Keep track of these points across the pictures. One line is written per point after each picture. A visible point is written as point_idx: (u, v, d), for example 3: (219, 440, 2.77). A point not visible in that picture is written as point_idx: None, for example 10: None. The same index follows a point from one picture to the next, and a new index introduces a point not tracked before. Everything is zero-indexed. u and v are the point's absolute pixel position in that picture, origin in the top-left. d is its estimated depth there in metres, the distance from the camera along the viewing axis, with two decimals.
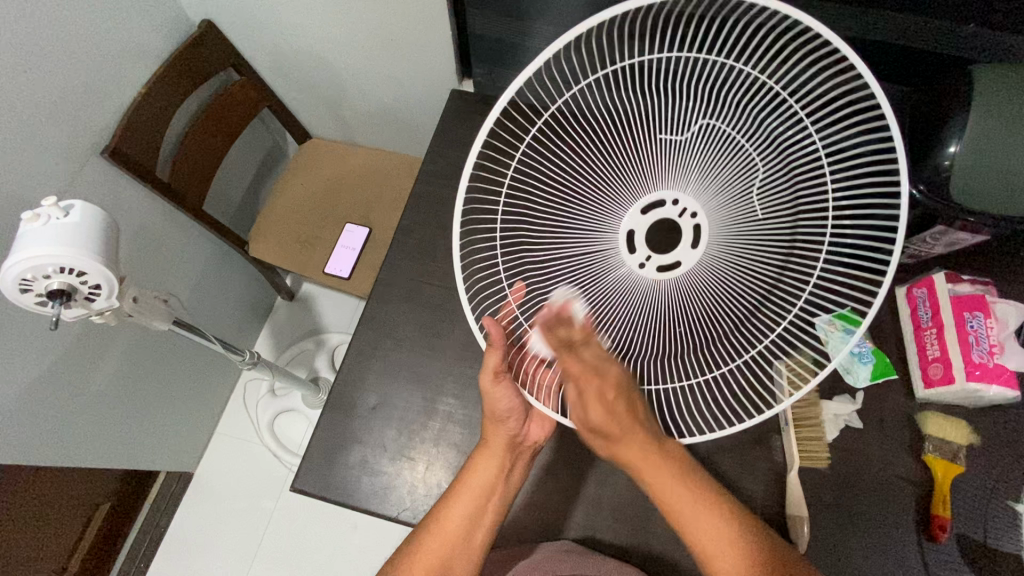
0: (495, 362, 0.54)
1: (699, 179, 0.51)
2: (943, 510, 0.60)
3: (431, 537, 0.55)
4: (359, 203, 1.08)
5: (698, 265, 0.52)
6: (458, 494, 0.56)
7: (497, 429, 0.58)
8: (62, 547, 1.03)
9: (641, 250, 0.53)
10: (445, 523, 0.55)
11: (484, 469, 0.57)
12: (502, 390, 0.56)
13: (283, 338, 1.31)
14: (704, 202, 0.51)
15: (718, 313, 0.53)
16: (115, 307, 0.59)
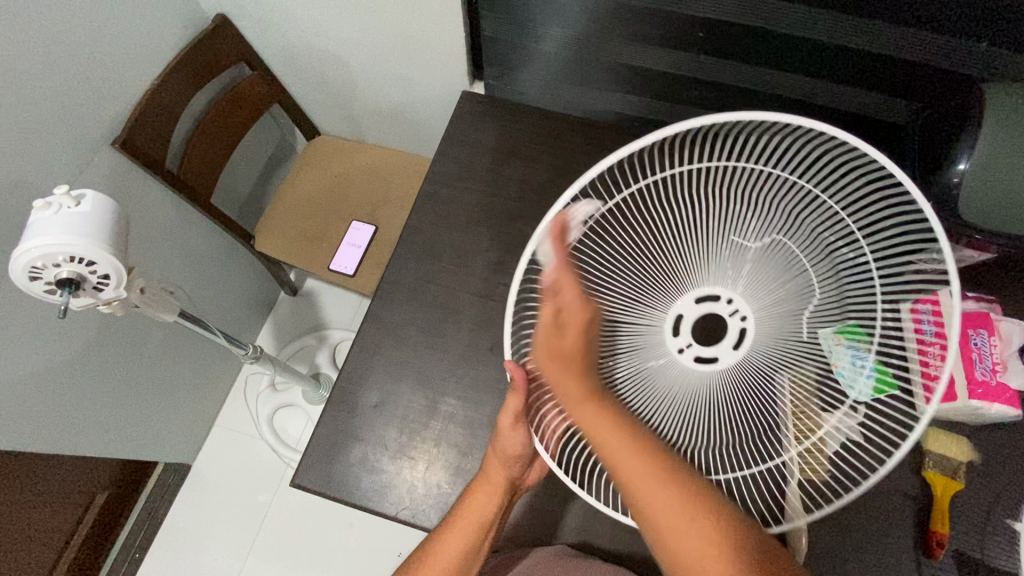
0: (517, 405, 0.53)
1: (756, 281, 0.51)
2: (942, 526, 0.60)
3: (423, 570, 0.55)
4: (367, 201, 1.09)
5: (742, 366, 0.51)
6: (453, 531, 0.56)
7: (502, 470, 0.57)
8: (58, 534, 1.03)
9: (685, 334, 0.51)
10: (441, 557, 0.55)
11: (481, 507, 0.56)
12: (520, 435, 0.55)
13: (285, 334, 1.31)
14: (756, 305, 0.50)
15: (757, 412, 0.51)
16: (123, 297, 0.59)
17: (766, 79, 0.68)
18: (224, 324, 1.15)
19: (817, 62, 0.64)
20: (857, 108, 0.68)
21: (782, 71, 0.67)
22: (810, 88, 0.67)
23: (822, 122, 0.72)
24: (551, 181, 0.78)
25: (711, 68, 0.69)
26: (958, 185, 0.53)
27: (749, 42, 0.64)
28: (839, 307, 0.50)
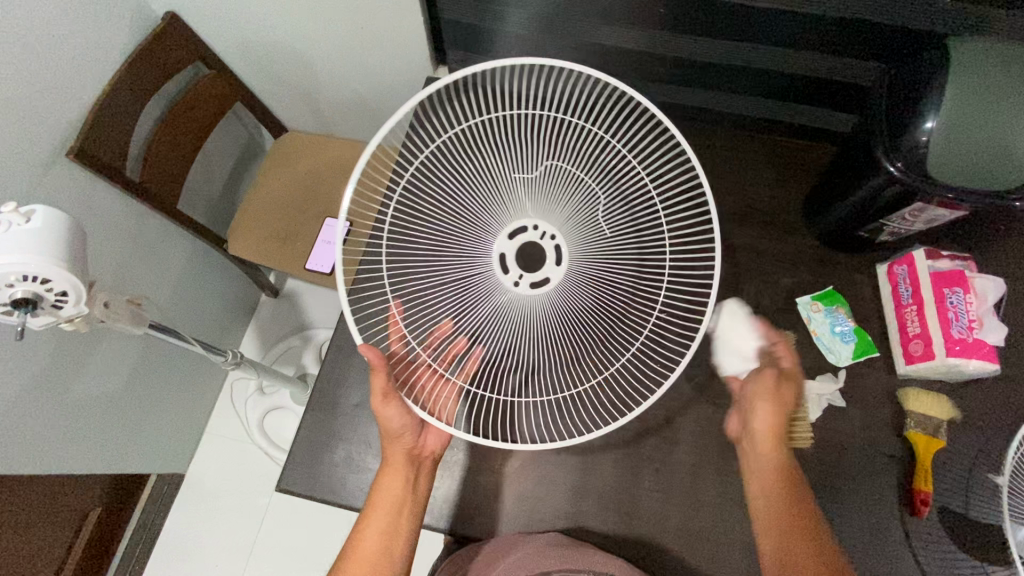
0: (381, 383, 0.54)
1: (551, 208, 0.59)
2: (925, 484, 0.61)
3: (351, 561, 0.57)
4: (339, 197, 1.07)
5: (563, 280, 0.58)
6: (367, 515, 0.58)
7: (395, 450, 0.59)
8: (53, 555, 1.02)
9: (514, 270, 0.57)
10: (362, 542, 0.58)
11: (386, 488, 0.58)
12: (393, 410, 0.56)
13: (268, 337, 1.30)
14: (558, 225, 0.59)
15: (585, 321, 0.57)
16: (84, 313, 0.57)
17: (729, 48, 0.67)
18: (204, 331, 1.13)
19: (782, 29, 0.63)
20: (824, 74, 0.67)
21: (745, 40, 0.66)
22: (774, 56, 0.67)
23: (789, 89, 0.71)
24: None
25: (673, 42, 0.68)
26: (926, 143, 0.53)
27: (711, 14, 0.63)
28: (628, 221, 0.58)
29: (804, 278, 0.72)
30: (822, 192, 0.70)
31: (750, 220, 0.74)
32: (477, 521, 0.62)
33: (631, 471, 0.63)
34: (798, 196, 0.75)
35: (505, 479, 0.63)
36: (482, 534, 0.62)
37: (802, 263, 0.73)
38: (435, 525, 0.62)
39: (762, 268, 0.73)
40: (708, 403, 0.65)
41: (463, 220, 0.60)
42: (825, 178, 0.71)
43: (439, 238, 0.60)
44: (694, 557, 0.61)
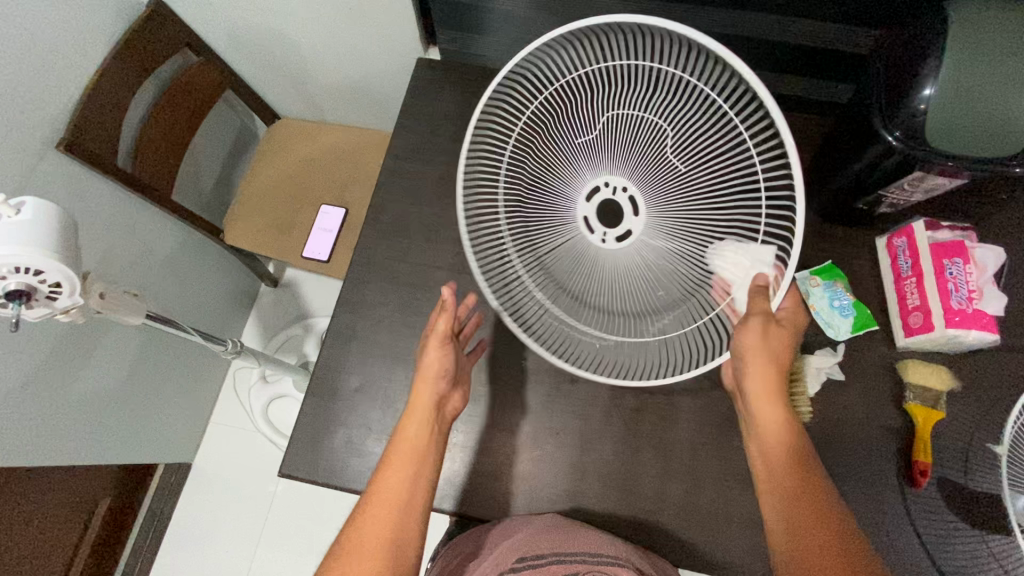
0: (444, 326, 0.56)
1: (626, 162, 0.57)
2: (923, 455, 0.61)
3: (374, 507, 0.52)
4: (334, 184, 1.06)
5: (648, 231, 0.57)
6: (390, 461, 0.54)
7: (425, 388, 0.57)
8: (65, 542, 1.04)
9: (599, 228, 0.58)
10: (385, 490, 0.53)
11: (411, 433, 0.55)
12: (445, 356, 0.57)
13: (270, 326, 1.30)
14: (630, 177, 0.57)
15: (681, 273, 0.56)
16: (81, 304, 0.57)
17: (723, 15, 0.66)
18: (205, 321, 1.13)
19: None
20: (819, 40, 0.66)
21: (740, 9, 0.65)
22: (770, 26, 0.66)
23: (788, 60, 0.70)
24: None
25: (666, 14, 0.68)
26: (924, 112, 0.52)
27: None
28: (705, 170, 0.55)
29: (802, 253, 0.71)
30: (823, 163, 0.69)
31: None
32: (478, 503, 0.63)
33: (630, 449, 0.64)
34: (795, 168, 0.74)
35: (505, 459, 0.64)
36: (483, 514, 0.62)
37: (800, 238, 0.72)
38: (435, 507, 0.62)
39: None
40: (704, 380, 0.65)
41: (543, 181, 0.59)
42: (822, 151, 0.70)
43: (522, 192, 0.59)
44: (694, 532, 0.61)
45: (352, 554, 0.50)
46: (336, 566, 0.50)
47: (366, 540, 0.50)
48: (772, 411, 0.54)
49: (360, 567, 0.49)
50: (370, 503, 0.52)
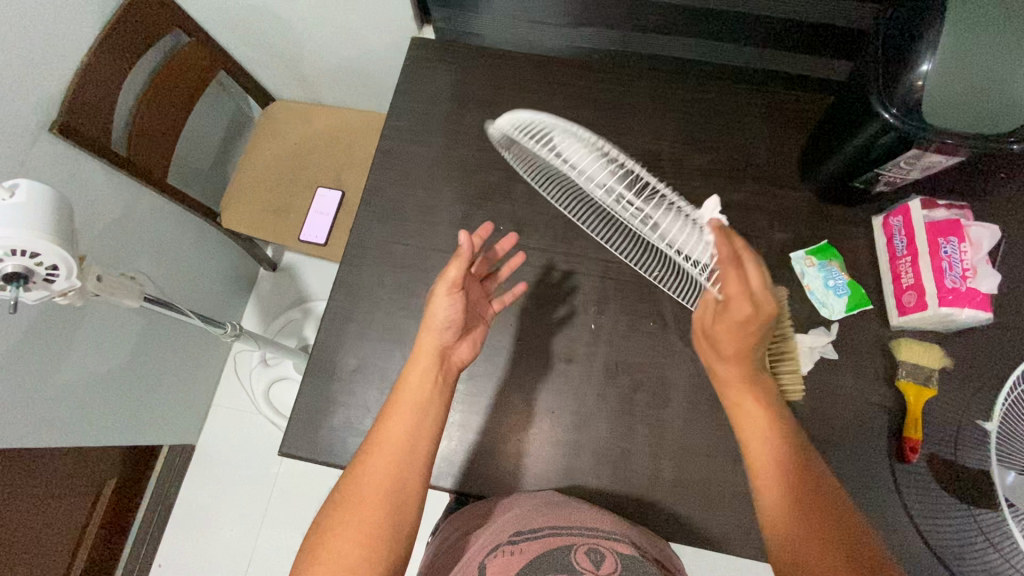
0: (456, 272, 0.55)
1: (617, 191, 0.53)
2: (915, 432, 0.62)
3: (373, 460, 0.50)
4: (331, 167, 1.06)
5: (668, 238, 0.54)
6: (392, 413, 0.53)
7: (430, 339, 0.56)
8: (74, 524, 1.03)
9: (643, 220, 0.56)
10: (387, 439, 0.52)
11: (415, 382, 0.55)
12: (451, 303, 0.56)
13: (269, 310, 1.31)
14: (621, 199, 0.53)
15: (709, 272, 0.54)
16: (78, 287, 0.58)
17: None
18: (205, 304, 1.14)
19: None
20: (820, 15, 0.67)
21: None
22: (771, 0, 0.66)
23: (791, 34, 0.70)
24: None
25: None
26: (921, 87, 0.51)
27: None
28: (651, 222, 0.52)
29: (798, 232, 0.72)
30: (819, 141, 0.70)
31: (744, 172, 0.74)
32: (475, 480, 0.63)
33: (625, 427, 0.65)
34: (792, 148, 0.75)
35: (501, 437, 0.65)
36: (480, 491, 0.63)
37: (796, 217, 0.72)
38: (434, 484, 0.63)
39: (755, 224, 0.72)
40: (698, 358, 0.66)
41: None
42: (819, 128, 0.70)
43: None
44: (688, 508, 0.62)
45: (355, 503, 0.48)
46: (335, 516, 0.48)
47: (368, 489, 0.49)
48: (755, 405, 0.52)
49: (360, 521, 0.47)
50: (371, 453, 0.51)
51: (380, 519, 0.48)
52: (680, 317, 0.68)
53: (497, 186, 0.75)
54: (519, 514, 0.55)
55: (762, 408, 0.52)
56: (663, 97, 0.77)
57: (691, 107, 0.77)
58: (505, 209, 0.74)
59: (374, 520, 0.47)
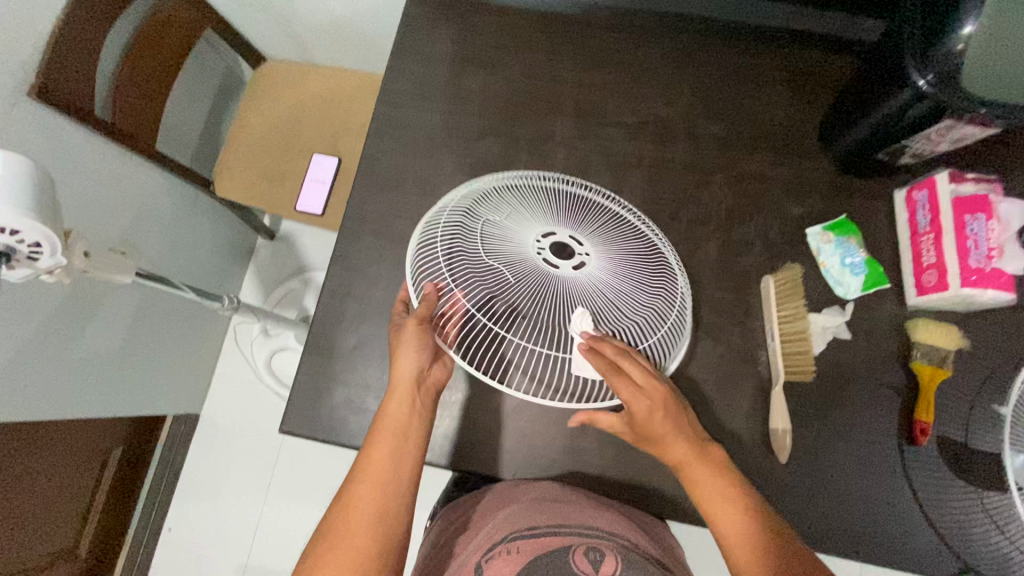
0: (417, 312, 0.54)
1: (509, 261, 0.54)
2: (925, 414, 0.60)
3: (358, 486, 0.51)
4: (326, 132, 1.01)
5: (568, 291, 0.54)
6: (375, 438, 0.54)
7: (404, 370, 0.55)
8: (82, 490, 1.04)
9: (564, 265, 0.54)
10: (370, 467, 0.52)
11: (393, 411, 0.54)
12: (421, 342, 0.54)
13: (268, 280, 1.28)
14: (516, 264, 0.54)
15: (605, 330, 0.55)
16: (65, 264, 0.55)
17: None
18: (201, 275, 1.12)
19: None
20: None
21: None
22: None
23: None
24: (518, 92, 0.73)
25: None
26: (962, 52, 0.47)
27: None
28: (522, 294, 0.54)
29: (815, 206, 0.68)
30: (842, 110, 0.66)
31: (763, 142, 0.71)
32: (478, 459, 0.63)
33: None
34: (813, 116, 0.71)
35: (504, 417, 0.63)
36: (483, 471, 0.62)
37: (814, 190, 0.69)
38: (437, 463, 0.62)
39: (771, 197, 0.69)
40: (706, 338, 0.65)
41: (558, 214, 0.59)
42: (845, 94, 0.66)
43: (576, 212, 0.61)
44: None
45: (337, 532, 0.49)
46: (319, 545, 0.49)
47: (350, 519, 0.50)
48: (702, 475, 0.54)
49: (344, 554, 0.48)
50: (354, 482, 0.52)
51: (365, 543, 0.49)
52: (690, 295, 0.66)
53: (500, 156, 0.72)
54: (516, 510, 0.54)
55: (709, 476, 0.53)
56: (677, 62, 0.73)
57: (707, 71, 0.72)
58: None
59: (360, 547, 0.49)
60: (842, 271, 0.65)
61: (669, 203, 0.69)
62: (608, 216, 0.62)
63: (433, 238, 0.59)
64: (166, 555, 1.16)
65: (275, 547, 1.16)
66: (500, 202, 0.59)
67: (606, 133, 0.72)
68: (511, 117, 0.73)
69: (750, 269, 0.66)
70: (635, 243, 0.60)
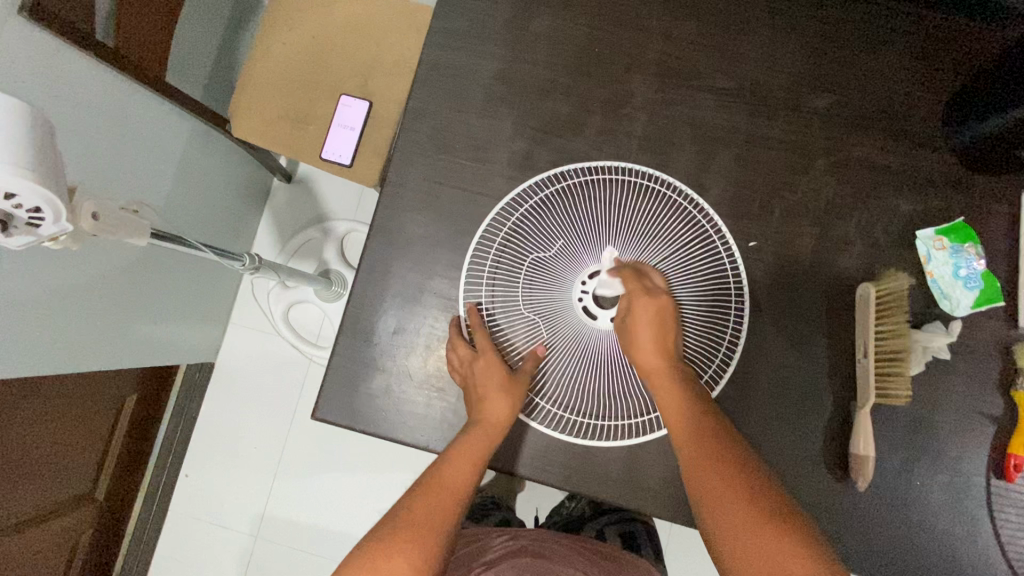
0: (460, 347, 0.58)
1: (544, 303, 0.57)
2: (1022, 447, 0.54)
3: (429, 493, 0.49)
4: (356, 69, 0.89)
5: (594, 342, 0.56)
6: (453, 450, 0.52)
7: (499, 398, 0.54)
8: (97, 436, 1.02)
9: (597, 315, 0.56)
10: (444, 477, 0.50)
11: (478, 433, 0.53)
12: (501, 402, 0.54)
13: (284, 227, 1.20)
14: (548, 307, 0.57)
15: (627, 385, 0.57)
16: (71, 229, 0.48)
17: None
18: (216, 220, 1.03)
19: None
20: None
21: None
22: None
23: None
24: (593, 40, 0.62)
25: None
26: None
27: None
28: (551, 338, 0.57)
29: (930, 204, 0.59)
30: (988, 88, 0.55)
31: (876, 121, 0.60)
32: (528, 463, 0.58)
33: None
34: (941, 90, 0.60)
35: (557, 420, 0.58)
36: (532, 475, 0.58)
37: (931, 184, 0.59)
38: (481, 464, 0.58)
39: (879, 189, 0.59)
40: (787, 347, 0.58)
41: (613, 244, 0.57)
42: (989, 73, 0.56)
43: (637, 237, 0.57)
44: None
45: (410, 521, 0.47)
46: (378, 544, 0.45)
47: (417, 525, 0.47)
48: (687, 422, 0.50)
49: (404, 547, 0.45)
50: (425, 493, 0.49)
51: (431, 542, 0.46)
52: (775, 298, 0.59)
53: (568, 119, 0.62)
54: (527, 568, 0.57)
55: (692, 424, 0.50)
56: (786, 17, 0.61)
57: (820, 28, 0.61)
58: (575, 149, 0.61)
59: (427, 548, 0.46)
60: (951, 286, 0.57)
61: (761, 189, 0.60)
62: (673, 244, 0.58)
63: (486, 251, 0.59)
64: (183, 499, 1.16)
65: (294, 499, 1.16)
66: (556, 225, 0.58)
67: (694, 100, 0.61)
68: (584, 73, 0.62)
69: (845, 272, 0.59)
70: (691, 283, 0.57)
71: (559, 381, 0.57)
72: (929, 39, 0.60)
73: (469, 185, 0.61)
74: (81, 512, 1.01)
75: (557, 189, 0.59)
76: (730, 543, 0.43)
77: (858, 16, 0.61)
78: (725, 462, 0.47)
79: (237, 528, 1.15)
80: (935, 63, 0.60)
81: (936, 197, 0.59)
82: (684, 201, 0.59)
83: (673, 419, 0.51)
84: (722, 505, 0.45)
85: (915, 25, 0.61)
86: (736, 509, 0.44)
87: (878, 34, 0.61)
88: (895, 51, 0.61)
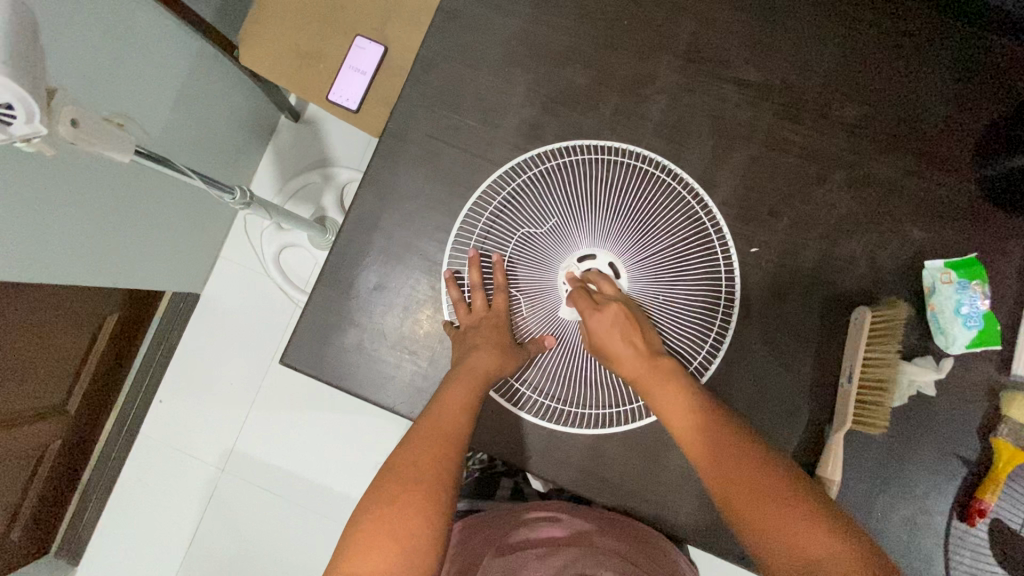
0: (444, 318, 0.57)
1: (529, 281, 0.56)
2: (988, 495, 0.54)
3: (407, 472, 0.46)
4: (374, 10, 0.85)
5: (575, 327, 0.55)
6: (425, 426, 0.49)
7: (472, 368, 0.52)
8: (75, 351, 1.01)
9: None
10: (418, 455, 0.47)
11: (449, 406, 0.50)
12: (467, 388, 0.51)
13: (286, 166, 1.17)
14: (533, 285, 0.56)
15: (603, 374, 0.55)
16: (44, 134, 0.45)
17: None
18: (216, 150, 1.00)
19: None
20: None
21: None
22: None
23: None
24: (623, 12, 0.58)
25: None
26: None
27: None
28: (533, 316, 0.56)
29: (944, 234, 0.57)
30: None
31: (906, 140, 0.57)
32: (491, 439, 0.57)
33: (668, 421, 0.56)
34: (978, 116, 0.57)
35: (527, 400, 0.57)
36: (493, 451, 0.57)
37: (949, 213, 0.57)
38: None
39: (894, 212, 0.57)
40: (771, 360, 0.57)
41: (609, 228, 0.55)
42: None
43: (632, 225, 0.55)
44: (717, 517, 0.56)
45: (395, 506, 0.44)
46: (385, 491, 0.45)
47: (419, 473, 0.46)
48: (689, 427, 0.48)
49: (389, 535, 0.43)
50: (421, 443, 0.48)
51: (419, 524, 0.43)
52: (767, 309, 0.57)
53: (583, 93, 0.58)
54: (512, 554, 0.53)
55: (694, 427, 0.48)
56: (830, 17, 0.58)
57: (863, 32, 0.57)
58: (585, 125, 0.58)
59: (415, 529, 0.43)
60: (952, 323, 0.55)
61: (772, 195, 0.57)
62: (670, 236, 0.55)
63: (478, 220, 0.57)
64: (156, 424, 1.17)
65: (264, 439, 1.16)
66: (551, 202, 0.56)
67: (718, 90, 0.58)
68: (608, 47, 0.58)
69: (843, 292, 0.57)
70: (683, 279, 0.55)
71: (535, 362, 0.56)
72: (976, 60, 0.57)
73: (469, 148, 0.59)
74: (52, 423, 1.02)
75: (558, 164, 0.57)
76: (768, 547, 0.43)
77: (904, 25, 0.57)
78: (740, 457, 0.46)
79: (205, 459, 1.16)
80: (978, 86, 0.57)
81: (953, 227, 0.56)
82: (688, 194, 0.56)
83: (680, 423, 0.49)
84: (752, 509, 0.44)
85: (964, 45, 0.57)
86: (768, 508, 0.44)
87: (922, 48, 0.57)
88: (937, 69, 0.57)
